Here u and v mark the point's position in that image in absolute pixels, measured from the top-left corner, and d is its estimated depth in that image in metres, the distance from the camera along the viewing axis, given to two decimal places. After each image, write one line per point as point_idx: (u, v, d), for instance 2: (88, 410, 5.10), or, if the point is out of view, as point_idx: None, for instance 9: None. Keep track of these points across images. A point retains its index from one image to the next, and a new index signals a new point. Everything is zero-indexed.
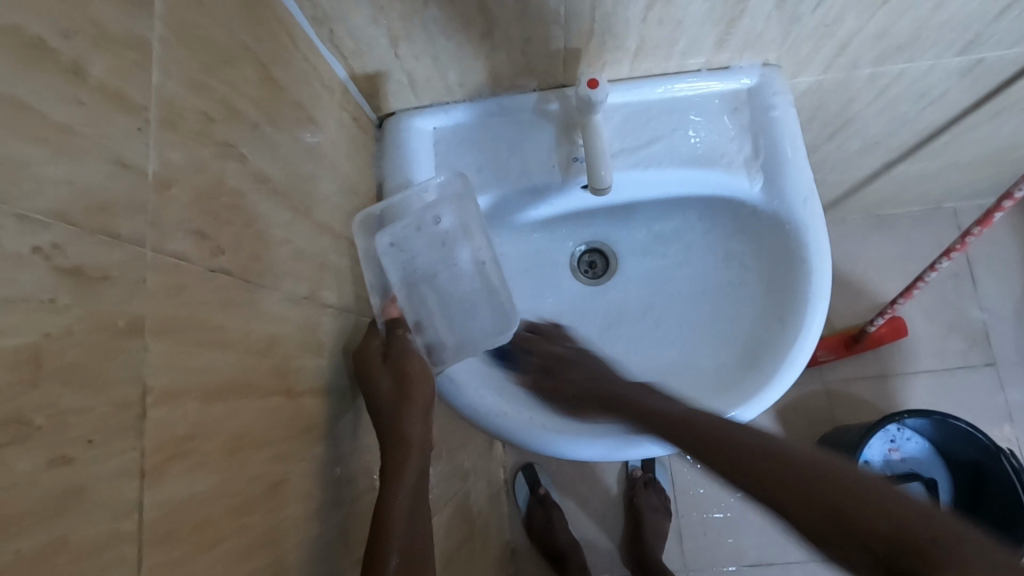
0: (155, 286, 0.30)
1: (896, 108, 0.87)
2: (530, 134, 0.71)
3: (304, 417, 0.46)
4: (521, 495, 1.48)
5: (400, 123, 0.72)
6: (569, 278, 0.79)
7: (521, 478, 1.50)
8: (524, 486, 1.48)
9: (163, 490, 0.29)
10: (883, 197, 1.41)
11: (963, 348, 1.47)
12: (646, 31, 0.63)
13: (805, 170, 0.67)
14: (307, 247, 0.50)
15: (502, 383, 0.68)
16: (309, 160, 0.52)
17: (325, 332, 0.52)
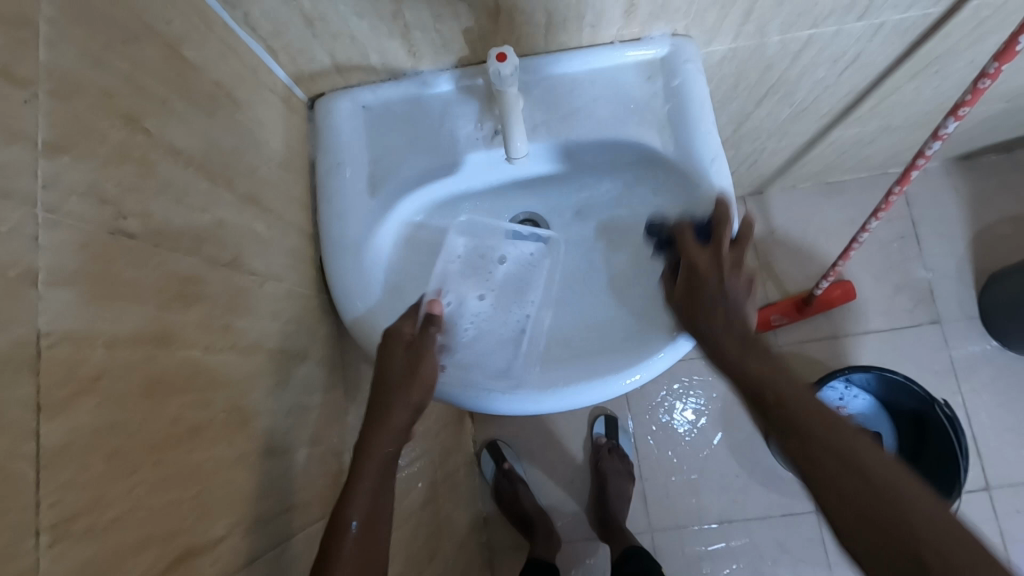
0: (52, 242, 0.34)
1: (816, 73, 0.91)
2: (456, 109, 0.74)
3: (228, 373, 0.49)
4: (488, 470, 1.53)
5: (330, 103, 0.75)
6: None
7: (486, 454, 1.54)
8: (490, 460, 1.53)
9: (66, 422, 0.33)
10: (828, 165, 1.46)
11: (909, 307, 1.54)
12: (554, 5, 0.66)
13: (713, 132, 0.71)
14: (228, 217, 0.53)
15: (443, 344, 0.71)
16: (227, 136, 0.55)
17: (252, 297, 0.56)
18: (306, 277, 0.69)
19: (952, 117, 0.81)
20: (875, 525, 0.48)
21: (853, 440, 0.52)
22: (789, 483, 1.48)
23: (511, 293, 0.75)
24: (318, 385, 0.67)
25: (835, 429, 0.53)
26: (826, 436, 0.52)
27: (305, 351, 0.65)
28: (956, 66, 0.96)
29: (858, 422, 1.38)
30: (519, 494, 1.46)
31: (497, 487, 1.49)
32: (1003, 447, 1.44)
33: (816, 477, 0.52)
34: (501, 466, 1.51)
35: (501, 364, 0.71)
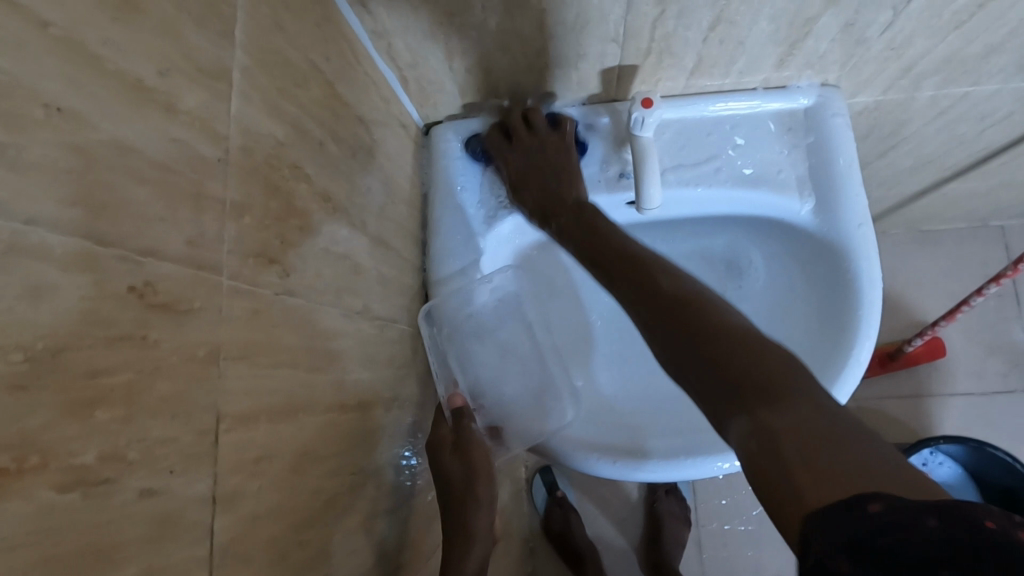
0: (231, 314, 0.31)
1: (955, 129, 0.85)
2: (579, 147, 0.69)
3: (354, 433, 0.47)
4: (539, 497, 1.49)
5: (446, 132, 0.71)
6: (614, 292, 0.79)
7: (538, 480, 1.50)
8: (541, 487, 1.49)
9: (234, 513, 0.30)
10: (929, 214, 1.37)
11: (1002, 372, 1.44)
12: (707, 50, 0.61)
13: (860, 195, 0.65)
14: (361, 262, 0.50)
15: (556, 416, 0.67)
16: (365, 174, 0.53)
17: (375, 346, 0.53)
18: (412, 316, 0.66)
19: None
20: (750, 395, 0.38)
21: (701, 312, 0.45)
22: None
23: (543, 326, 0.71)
24: (416, 431, 0.64)
25: (688, 299, 0.47)
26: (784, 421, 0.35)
27: (408, 395, 0.62)
28: None
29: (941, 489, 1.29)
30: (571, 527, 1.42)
31: (547, 516, 1.45)
32: None
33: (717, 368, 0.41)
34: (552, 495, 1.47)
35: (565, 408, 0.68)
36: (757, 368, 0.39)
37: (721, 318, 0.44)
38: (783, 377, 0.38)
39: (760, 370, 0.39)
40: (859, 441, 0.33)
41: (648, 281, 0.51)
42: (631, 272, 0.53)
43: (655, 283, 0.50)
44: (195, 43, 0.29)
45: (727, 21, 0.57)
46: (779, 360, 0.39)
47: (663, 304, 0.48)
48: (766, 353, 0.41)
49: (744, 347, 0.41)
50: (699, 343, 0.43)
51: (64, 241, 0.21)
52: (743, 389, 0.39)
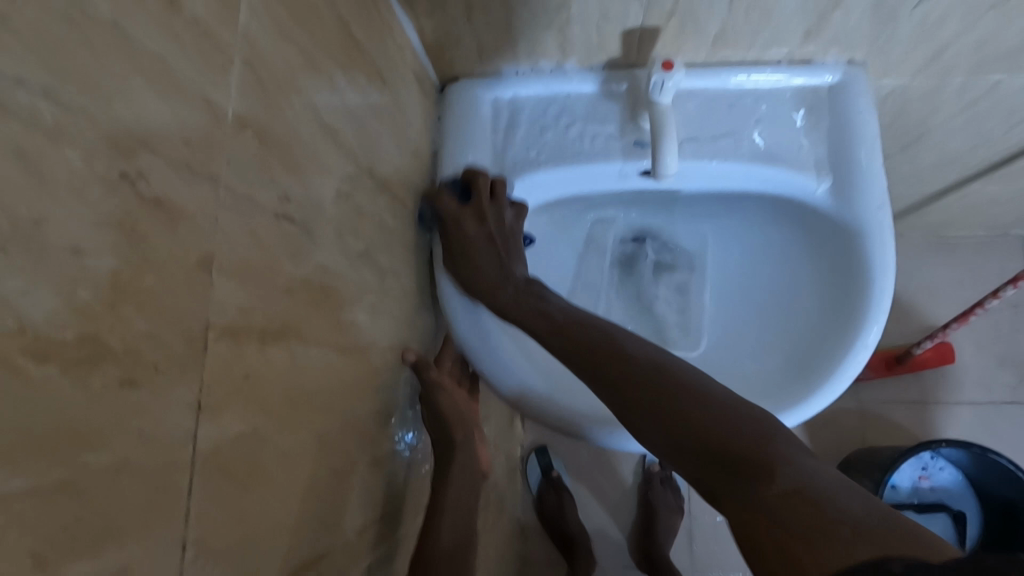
0: (227, 227, 0.31)
1: (983, 124, 0.83)
2: (596, 113, 0.69)
3: (347, 375, 0.46)
4: (532, 478, 1.49)
5: (463, 87, 0.71)
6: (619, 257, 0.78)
7: (533, 460, 1.51)
8: (536, 468, 1.50)
9: (218, 425, 0.30)
10: (950, 218, 1.34)
11: (1012, 384, 1.41)
12: (732, 16, 0.61)
13: (879, 177, 0.64)
14: (365, 206, 0.50)
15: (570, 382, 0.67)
16: (374, 119, 0.52)
17: (374, 293, 0.52)
18: (414, 273, 0.66)
19: None
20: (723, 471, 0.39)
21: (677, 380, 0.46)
22: None
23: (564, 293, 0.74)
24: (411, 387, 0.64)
25: (669, 376, 0.47)
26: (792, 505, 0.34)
27: (406, 351, 0.62)
28: None
29: (940, 496, 1.28)
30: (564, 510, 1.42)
31: (540, 498, 1.45)
32: None
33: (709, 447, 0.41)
34: (546, 477, 1.47)
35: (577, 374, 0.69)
36: (738, 451, 0.39)
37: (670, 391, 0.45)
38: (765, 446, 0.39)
39: (727, 445, 0.40)
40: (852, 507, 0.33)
41: (621, 356, 0.51)
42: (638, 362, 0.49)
43: (629, 367, 0.49)
44: None
45: None
46: (729, 430, 0.41)
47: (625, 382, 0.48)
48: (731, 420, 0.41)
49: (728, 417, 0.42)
50: (658, 436, 0.45)
51: (56, 110, 0.21)
52: (718, 447, 0.40)
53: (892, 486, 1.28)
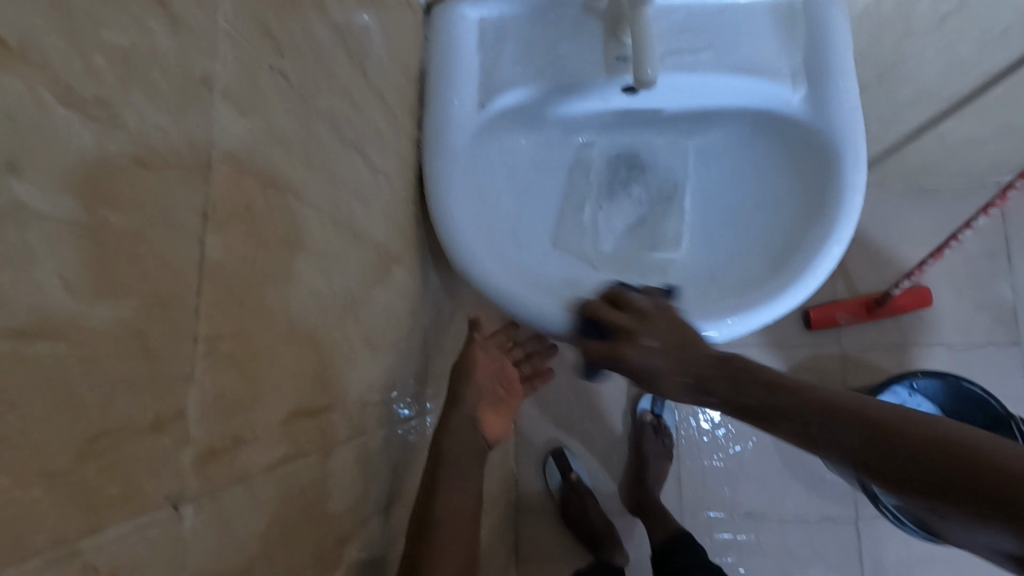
0: (226, 57, 0.32)
1: (955, 47, 0.85)
2: (578, 30, 0.71)
3: (342, 251, 0.48)
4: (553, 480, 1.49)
5: (448, 8, 0.73)
6: (603, 170, 0.80)
7: (552, 463, 1.50)
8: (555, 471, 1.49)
9: (223, 240, 0.32)
10: (926, 163, 1.38)
11: (988, 325, 1.46)
12: None
13: (851, 84, 0.67)
14: (356, 97, 0.52)
15: (553, 286, 0.71)
16: (363, 15, 0.54)
17: (367, 185, 0.54)
18: (405, 186, 0.68)
19: None
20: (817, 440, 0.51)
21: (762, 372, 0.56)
22: (832, 485, 1.44)
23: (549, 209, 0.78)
24: (405, 293, 0.66)
25: (813, 395, 0.52)
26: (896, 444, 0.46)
27: (399, 256, 0.64)
28: None
29: None
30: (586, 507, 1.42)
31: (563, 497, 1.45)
32: None
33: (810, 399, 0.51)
34: (568, 479, 1.46)
35: (561, 278, 0.73)
36: (963, 466, 0.42)
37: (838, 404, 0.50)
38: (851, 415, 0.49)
39: (837, 416, 0.49)
40: (919, 430, 0.46)
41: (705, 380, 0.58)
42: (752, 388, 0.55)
43: (774, 386, 0.54)
44: None
45: None
46: (833, 401, 0.50)
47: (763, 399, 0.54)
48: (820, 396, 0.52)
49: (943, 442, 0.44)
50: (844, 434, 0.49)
51: None
52: (905, 446, 0.45)
53: None
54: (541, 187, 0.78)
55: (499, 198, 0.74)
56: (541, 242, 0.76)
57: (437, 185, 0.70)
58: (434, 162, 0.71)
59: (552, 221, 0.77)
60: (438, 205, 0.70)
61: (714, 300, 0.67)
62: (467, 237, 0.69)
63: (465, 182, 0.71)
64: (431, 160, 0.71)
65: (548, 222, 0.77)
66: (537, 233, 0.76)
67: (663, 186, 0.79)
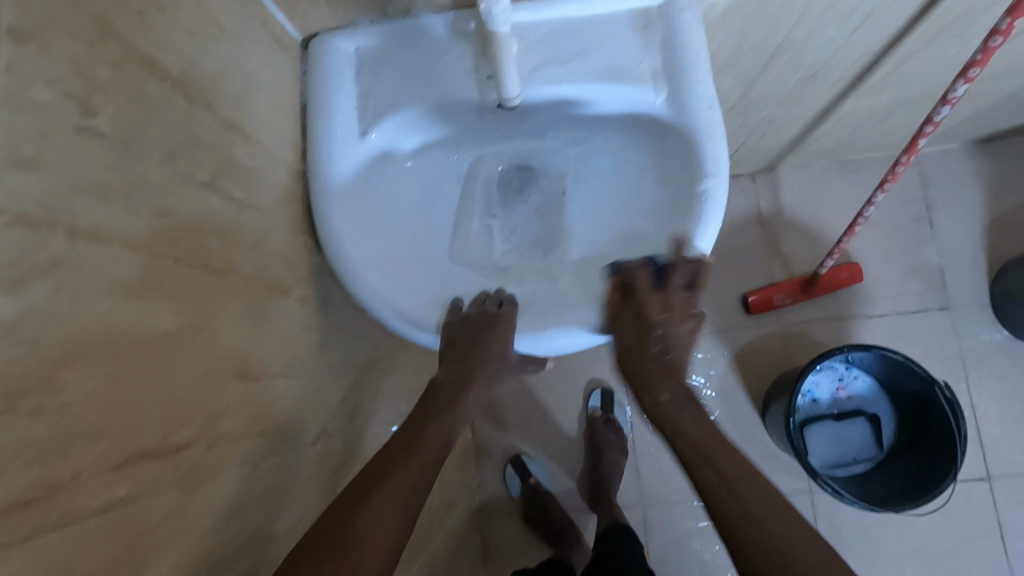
0: (11, 126, 0.34)
1: (827, 34, 0.88)
2: (448, 54, 0.74)
3: (199, 289, 0.50)
4: (513, 485, 1.52)
5: (323, 42, 0.75)
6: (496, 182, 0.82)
7: (511, 467, 1.53)
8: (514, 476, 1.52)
9: (19, 298, 0.33)
10: (843, 140, 1.42)
11: (919, 292, 1.51)
12: None
13: (708, 83, 0.70)
14: (205, 140, 0.53)
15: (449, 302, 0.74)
16: (209, 59, 0.55)
17: (230, 222, 0.56)
18: (291, 216, 0.69)
19: (962, 79, 0.78)
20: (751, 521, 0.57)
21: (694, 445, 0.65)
22: (787, 463, 1.47)
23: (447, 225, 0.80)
24: (297, 320, 0.68)
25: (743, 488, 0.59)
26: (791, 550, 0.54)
27: (286, 285, 0.66)
28: (976, 32, 0.93)
29: (857, 403, 1.37)
30: (547, 508, 1.46)
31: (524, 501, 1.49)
32: (1008, 435, 1.43)
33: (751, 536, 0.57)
34: (526, 482, 1.49)
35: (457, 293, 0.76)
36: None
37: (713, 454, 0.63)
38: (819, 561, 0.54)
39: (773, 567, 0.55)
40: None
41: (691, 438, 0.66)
42: (692, 442, 0.65)
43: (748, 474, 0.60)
44: None
45: None
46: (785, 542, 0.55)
47: (694, 449, 0.65)
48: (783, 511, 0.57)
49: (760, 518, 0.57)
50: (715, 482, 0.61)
51: None
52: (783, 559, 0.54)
53: (812, 399, 1.37)
54: (436, 204, 0.80)
55: (392, 221, 0.77)
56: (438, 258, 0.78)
57: (325, 215, 0.72)
58: (320, 193, 0.73)
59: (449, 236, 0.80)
60: (328, 236, 0.72)
61: (598, 301, 0.71)
62: (358, 264, 0.72)
63: (353, 211, 0.73)
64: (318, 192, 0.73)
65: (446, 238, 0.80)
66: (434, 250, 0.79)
67: (554, 192, 0.81)
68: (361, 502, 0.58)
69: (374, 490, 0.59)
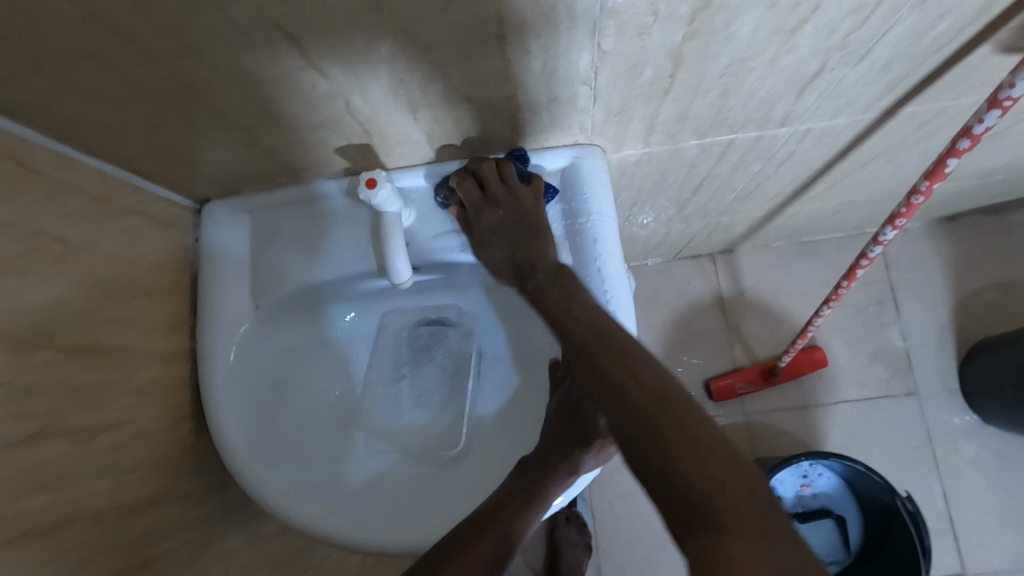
0: None
1: (750, 168, 0.85)
2: (347, 222, 0.70)
3: (22, 566, 0.46)
4: None
5: (215, 210, 0.71)
6: (405, 340, 0.78)
7: None
8: None
9: None
10: (797, 227, 1.39)
11: (886, 377, 1.46)
12: (430, 129, 0.60)
13: (616, 254, 0.66)
14: (41, 383, 0.49)
15: (348, 488, 0.69)
16: (52, 290, 0.51)
17: (76, 461, 0.52)
18: (169, 408, 0.65)
19: (890, 226, 0.75)
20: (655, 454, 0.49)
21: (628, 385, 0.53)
22: None
23: (354, 388, 0.76)
24: (175, 527, 0.63)
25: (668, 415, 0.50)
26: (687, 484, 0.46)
27: (160, 492, 0.61)
28: (907, 157, 0.90)
29: (823, 502, 1.30)
30: None
31: None
32: (983, 529, 1.38)
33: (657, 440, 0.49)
34: None
35: (359, 471, 0.71)
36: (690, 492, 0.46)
37: (638, 377, 0.53)
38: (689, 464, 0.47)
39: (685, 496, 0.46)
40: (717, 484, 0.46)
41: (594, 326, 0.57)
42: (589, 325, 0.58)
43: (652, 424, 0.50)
44: None
45: (425, 107, 0.55)
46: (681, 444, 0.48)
47: (593, 339, 0.56)
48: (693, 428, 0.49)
49: (702, 437, 0.48)
50: (649, 409, 0.51)
51: None
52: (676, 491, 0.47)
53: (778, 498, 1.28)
54: (343, 369, 0.76)
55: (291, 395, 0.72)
56: (340, 429, 0.73)
57: (213, 402, 0.68)
58: (207, 376, 0.68)
59: (355, 403, 0.75)
60: (217, 423, 0.67)
61: (512, 490, 0.65)
62: (247, 456, 0.67)
63: (242, 394, 0.69)
64: (205, 377, 0.68)
65: (352, 403, 0.75)
66: (338, 420, 0.74)
67: (466, 352, 0.76)
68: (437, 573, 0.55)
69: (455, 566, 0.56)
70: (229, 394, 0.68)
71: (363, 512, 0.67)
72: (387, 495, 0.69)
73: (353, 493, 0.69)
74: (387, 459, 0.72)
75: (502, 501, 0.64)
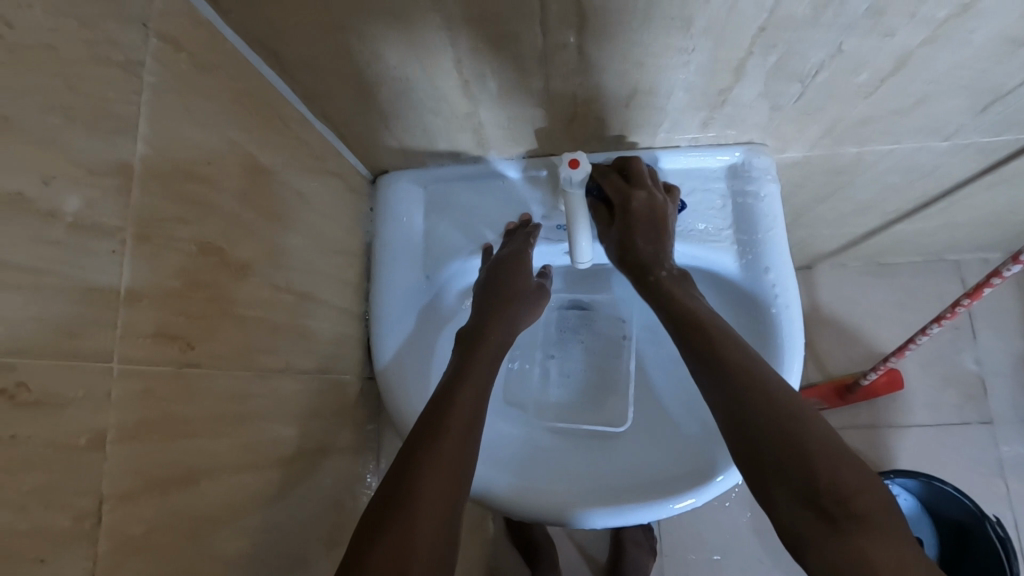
0: (120, 399, 0.34)
1: (887, 179, 0.87)
2: (519, 200, 0.73)
3: (264, 489, 0.49)
4: None
5: (392, 181, 0.74)
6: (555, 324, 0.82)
7: None
8: None
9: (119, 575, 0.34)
10: (884, 247, 1.41)
11: (958, 403, 1.47)
12: (629, 114, 0.62)
13: (782, 248, 0.69)
14: (280, 321, 0.52)
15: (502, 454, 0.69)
16: (290, 237, 0.55)
17: (296, 398, 0.55)
18: (349, 363, 0.68)
19: None
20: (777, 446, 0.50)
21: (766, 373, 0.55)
22: None
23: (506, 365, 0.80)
24: (345, 477, 0.65)
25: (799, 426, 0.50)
26: (844, 472, 0.48)
27: (339, 441, 0.64)
28: None
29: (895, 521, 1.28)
30: None
31: None
32: None
33: (773, 437, 0.50)
34: None
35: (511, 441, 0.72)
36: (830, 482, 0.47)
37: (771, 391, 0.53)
38: (833, 473, 0.48)
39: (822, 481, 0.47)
40: (856, 494, 0.47)
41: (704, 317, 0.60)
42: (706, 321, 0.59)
43: (774, 404, 0.52)
44: (69, 144, 0.31)
45: (642, 93, 0.58)
46: (815, 443, 0.49)
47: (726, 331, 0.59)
48: (832, 450, 0.49)
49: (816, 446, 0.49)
50: (762, 402, 0.52)
51: None
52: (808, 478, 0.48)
53: None
54: None
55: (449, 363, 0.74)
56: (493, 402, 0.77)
57: (384, 362, 0.70)
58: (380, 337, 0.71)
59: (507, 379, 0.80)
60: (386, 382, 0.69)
61: (670, 472, 0.66)
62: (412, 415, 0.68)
63: (410, 356, 0.70)
64: (378, 338, 0.71)
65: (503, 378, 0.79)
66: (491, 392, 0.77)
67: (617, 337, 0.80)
68: (427, 452, 0.54)
69: (441, 437, 0.55)
70: (397, 356, 0.70)
71: (528, 482, 0.66)
72: (538, 463, 0.69)
73: (524, 467, 0.68)
74: (536, 433, 0.74)
75: (460, 370, 0.62)
